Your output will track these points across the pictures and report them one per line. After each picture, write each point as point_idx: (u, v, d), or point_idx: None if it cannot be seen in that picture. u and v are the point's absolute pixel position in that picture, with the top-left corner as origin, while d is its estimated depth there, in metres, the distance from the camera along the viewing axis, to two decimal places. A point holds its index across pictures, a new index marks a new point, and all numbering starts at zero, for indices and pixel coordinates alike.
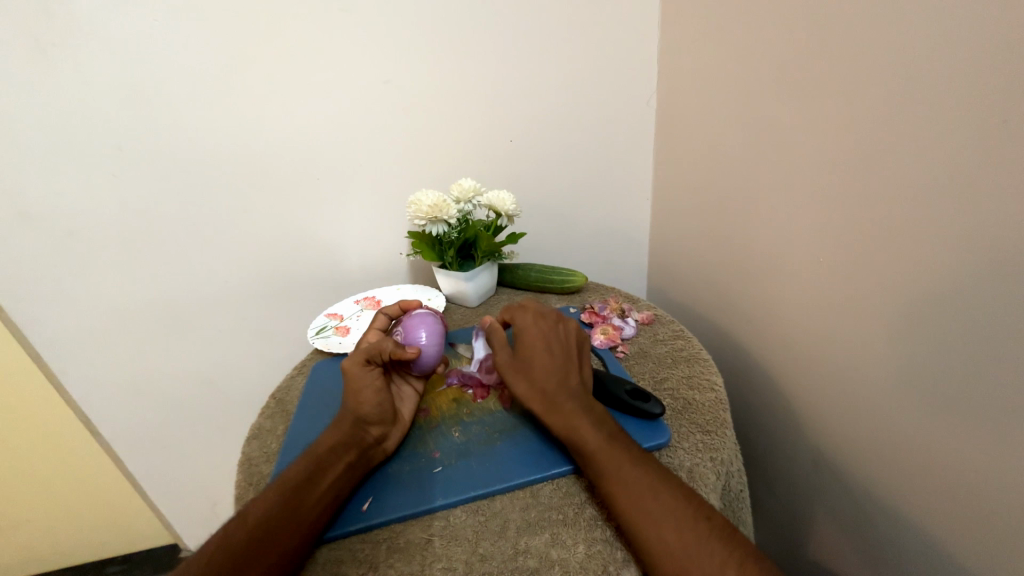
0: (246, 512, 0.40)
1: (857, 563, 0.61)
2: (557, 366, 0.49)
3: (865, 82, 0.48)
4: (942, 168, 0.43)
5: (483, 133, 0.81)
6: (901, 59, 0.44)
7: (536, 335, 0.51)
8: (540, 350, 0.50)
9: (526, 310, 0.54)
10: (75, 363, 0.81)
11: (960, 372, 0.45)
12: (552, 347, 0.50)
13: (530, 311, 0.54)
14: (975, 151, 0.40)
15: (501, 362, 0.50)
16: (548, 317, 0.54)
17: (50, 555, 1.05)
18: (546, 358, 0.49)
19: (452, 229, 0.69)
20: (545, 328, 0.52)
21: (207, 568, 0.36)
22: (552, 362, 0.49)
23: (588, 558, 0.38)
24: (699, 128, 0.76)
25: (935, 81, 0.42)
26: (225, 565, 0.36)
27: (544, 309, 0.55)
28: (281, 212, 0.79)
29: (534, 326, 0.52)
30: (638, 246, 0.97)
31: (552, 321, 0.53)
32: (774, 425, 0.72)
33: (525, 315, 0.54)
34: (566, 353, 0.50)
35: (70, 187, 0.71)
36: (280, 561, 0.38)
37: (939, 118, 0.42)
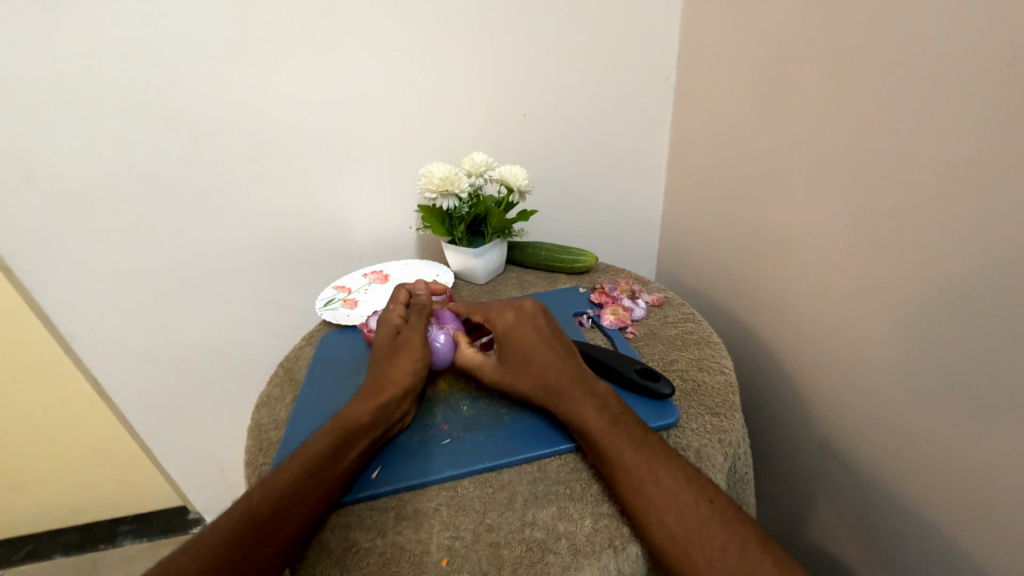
0: (267, 481, 0.40)
1: (854, 546, 0.62)
2: (554, 356, 0.48)
3: (892, 59, 0.45)
4: (966, 152, 0.41)
5: (495, 106, 0.79)
6: (934, 33, 0.42)
7: (523, 329, 0.51)
8: (532, 343, 0.49)
9: (502, 309, 0.54)
10: (84, 328, 0.82)
11: (973, 366, 0.44)
12: (543, 337, 0.50)
13: (507, 309, 0.54)
14: (1002, 136, 0.38)
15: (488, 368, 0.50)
16: (526, 310, 0.53)
17: (61, 514, 1.07)
18: (541, 349, 0.49)
19: (463, 203, 0.67)
20: (527, 324, 0.52)
21: (229, 536, 0.36)
22: (548, 353, 0.48)
23: (595, 532, 0.39)
24: (717, 106, 0.73)
25: (968, 59, 0.40)
26: (248, 532, 0.37)
27: (521, 302, 0.54)
28: (288, 182, 0.78)
29: (517, 324, 0.52)
30: (650, 228, 0.96)
31: (532, 312, 0.53)
32: (779, 411, 0.72)
33: (503, 314, 0.53)
34: (557, 339, 0.50)
35: (75, 149, 0.70)
36: (300, 530, 0.38)
37: (966, 100, 0.40)
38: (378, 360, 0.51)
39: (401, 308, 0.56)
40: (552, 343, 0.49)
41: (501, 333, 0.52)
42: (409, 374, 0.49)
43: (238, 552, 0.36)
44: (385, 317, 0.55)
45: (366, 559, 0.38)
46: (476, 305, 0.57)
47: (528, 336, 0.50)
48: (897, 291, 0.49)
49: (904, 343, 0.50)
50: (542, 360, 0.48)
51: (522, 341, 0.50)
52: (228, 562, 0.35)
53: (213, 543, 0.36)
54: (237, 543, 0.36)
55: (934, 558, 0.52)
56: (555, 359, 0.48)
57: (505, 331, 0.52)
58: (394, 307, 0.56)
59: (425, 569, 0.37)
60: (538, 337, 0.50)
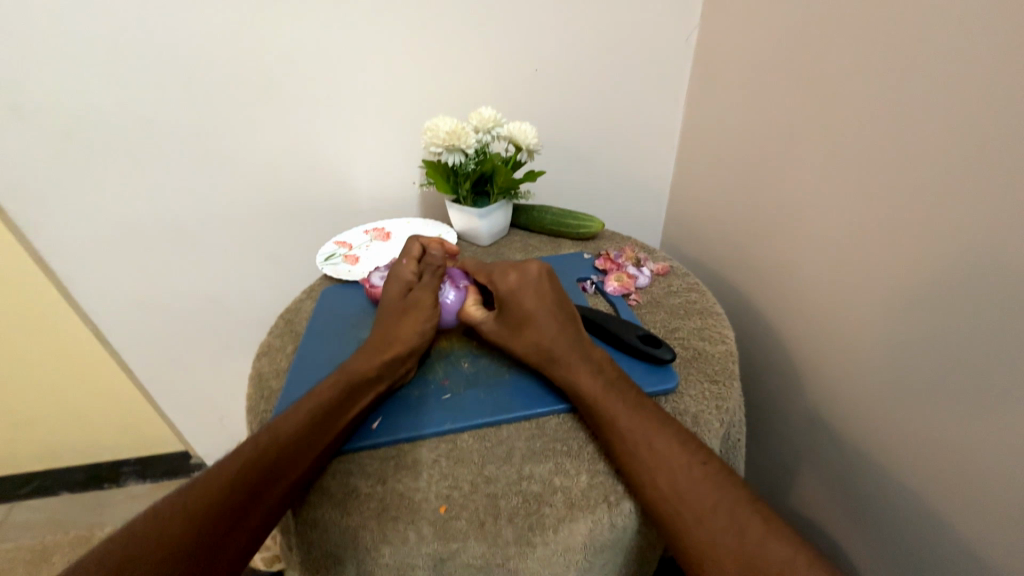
0: (270, 427, 0.41)
1: (836, 514, 0.64)
2: (555, 323, 0.47)
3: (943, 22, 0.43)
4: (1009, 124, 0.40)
5: (506, 60, 0.75)
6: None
7: (526, 295, 0.49)
8: (536, 309, 0.48)
9: (506, 271, 0.52)
10: (81, 271, 0.81)
11: (977, 344, 0.44)
12: (547, 303, 0.49)
13: (513, 271, 0.52)
14: None
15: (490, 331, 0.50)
16: (529, 274, 0.51)
17: (64, 453, 1.10)
18: (545, 316, 0.48)
19: (469, 159, 0.65)
20: (531, 289, 0.50)
21: (235, 479, 0.37)
22: (552, 321, 0.47)
23: (590, 487, 0.40)
24: (739, 69, 0.70)
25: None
26: (253, 476, 0.38)
27: (526, 264, 0.52)
28: (289, 131, 0.75)
29: (522, 288, 0.50)
30: (658, 198, 0.94)
31: (537, 275, 0.51)
32: (774, 384, 0.73)
33: (506, 278, 0.51)
34: (560, 305, 0.49)
35: (65, 81, 0.66)
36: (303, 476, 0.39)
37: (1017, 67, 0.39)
38: (386, 315, 0.51)
39: (412, 264, 0.55)
40: (556, 311, 0.48)
41: (502, 298, 0.50)
42: (414, 332, 0.48)
43: (244, 493, 0.37)
44: (394, 272, 0.54)
45: (366, 504, 0.39)
46: (481, 265, 0.55)
47: (532, 302, 0.49)
48: (911, 267, 0.49)
49: (910, 319, 0.50)
50: (544, 326, 0.47)
51: (524, 306, 0.49)
52: (234, 502, 0.36)
53: (219, 484, 0.37)
54: (242, 486, 0.37)
55: (912, 527, 0.54)
56: (559, 326, 0.47)
57: (507, 296, 0.50)
58: (407, 262, 0.55)
59: (423, 516, 0.38)
60: (542, 302, 0.49)
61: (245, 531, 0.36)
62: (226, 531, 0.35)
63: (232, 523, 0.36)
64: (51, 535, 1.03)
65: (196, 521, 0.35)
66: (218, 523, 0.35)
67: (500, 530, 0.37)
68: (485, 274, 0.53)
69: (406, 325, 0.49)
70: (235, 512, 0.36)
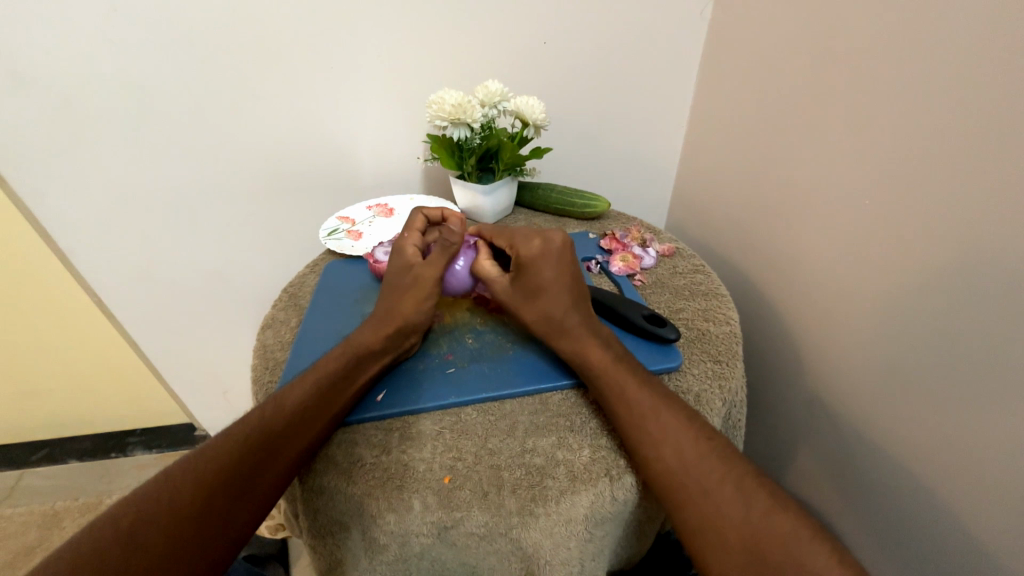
0: (278, 397, 0.41)
1: (832, 495, 0.66)
2: (567, 298, 0.46)
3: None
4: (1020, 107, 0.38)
5: (513, 30, 0.73)
6: None
7: (546, 265, 0.47)
8: (550, 282, 0.47)
9: (530, 237, 0.49)
10: (82, 244, 0.80)
11: (980, 332, 0.44)
12: (562, 276, 0.47)
13: (535, 239, 0.49)
14: None
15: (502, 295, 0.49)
16: (554, 244, 0.48)
17: (73, 422, 1.12)
18: (558, 289, 0.47)
19: (474, 134, 0.64)
20: (550, 259, 0.48)
21: (243, 448, 0.38)
22: (564, 294, 0.46)
23: (592, 461, 0.40)
24: (753, 45, 0.68)
25: None
26: (260, 445, 0.38)
27: (548, 233, 0.49)
28: (290, 102, 0.74)
29: (543, 257, 0.48)
30: (665, 178, 0.92)
31: (560, 247, 0.48)
32: (775, 368, 0.73)
33: (528, 244, 0.49)
34: (575, 280, 0.48)
35: (60, 46, 0.64)
36: (310, 446, 0.40)
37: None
38: (391, 287, 0.50)
39: (415, 237, 0.54)
40: (569, 285, 0.47)
41: (523, 262, 0.48)
42: (417, 307, 0.48)
43: (251, 463, 0.37)
44: (404, 237, 0.54)
45: (371, 473, 0.39)
46: (501, 229, 0.52)
47: (548, 273, 0.47)
48: (918, 252, 0.48)
49: (913, 305, 0.49)
50: (557, 300, 0.46)
51: (540, 276, 0.47)
52: (242, 471, 0.37)
53: (226, 454, 0.37)
54: (249, 455, 0.38)
55: (907, 509, 0.54)
56: (571, 301, 0.46)
57: (526, 263, 0.48)
58: (409, 235, 0.54)
59: (427, 485, 0.39)
60: (558, 278, 0.47)
61: (253, 499, 0.37)
62: (235, 499, 0.36)
63: (240, 492, 0.36)
64: (63, 500, 1.05)
65: (205, 489, 0.36)
66: (227, 492, 0.36)
67: (503, 500, 0.38)
68: (505, 238, 0.51)
69: (407, 299, 0.48)
70: (243, 481, 0.37)
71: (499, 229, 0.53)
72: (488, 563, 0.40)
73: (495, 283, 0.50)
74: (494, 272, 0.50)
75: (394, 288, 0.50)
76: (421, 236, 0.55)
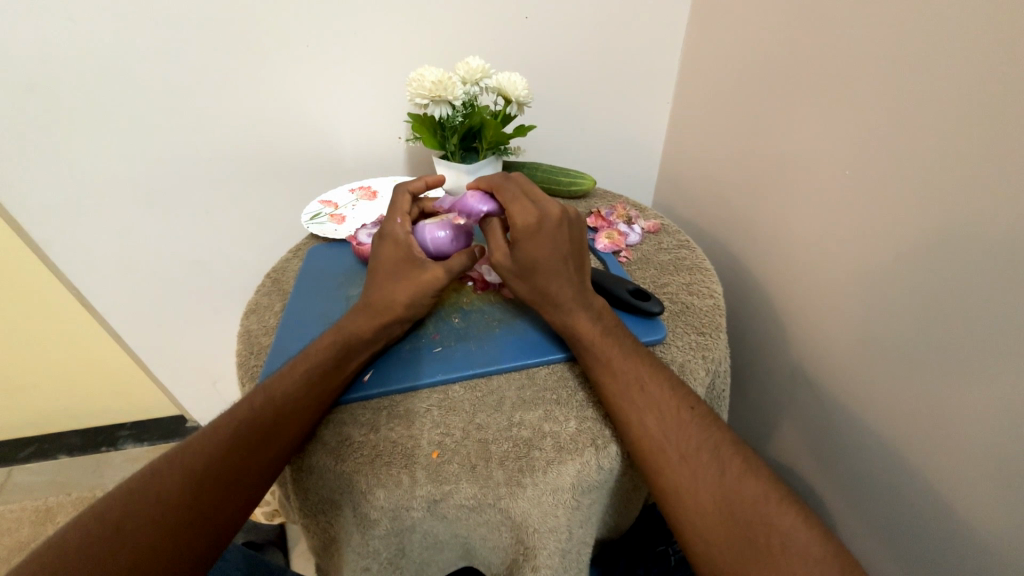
0: (269, 387, 0.41)
1: (813, 462, 0.68)
2: (563, 271, 0.45)
3: None
4: (992, 80, 0.39)
5: (492, 4, 0.71)
6: None
7: (542, 242, 0.44)
8: (546, 257, 0.44)
9: (525, 207, 0.46)
10: (56, 235, 0.78)
11: (952, 299, 0.45)
12: (560, 251, 0.45)
13: (530, 209, 0.46)
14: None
15: (501, 267, 0.46)
16: (551, 217, 0.45)
17: (60, 417, 1.10)
18: (554, 263, 0.44)
19: (456, 112, 0.62)
20: (549, 234, 0.44)
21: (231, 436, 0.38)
22: (559, 268, 0.44)
23: (578, 432, 0.41)
24: (737, 18, 0.67)
25: None
26: (250, 432, 0.38)
27: (545, 204, 0.46)
28: (267, 83, 0.71)
29: (539, 231, 0.44)
30: (650, 155, 0.92)
31: (557, 220, 0.45)
32: (759, 341, 0.75)
33: (524, 213, 0.45)
34: (574, 253, 0.46)
35: (21, 26, 0.61)
36: (302, 432, 0.40)
37: (1005, 18, 0.37)
38: (384, 271, 0.47)
39: (406, 222, 0.50)
40: (568, 260, 0.45)
41: (518, 233, 0.44)
42: (398, 293, 0.45)
43: (241, 454, 0.38)
44: (404, 201, 0.51)
45: (360, 451, 0.40)
46: (503, 187, 0.49)
47: (543, 248, 0.44)
48: (898, 221, 0.49)
49: (894, 273, 0.50)
50: (553, 275, 0.44)
51: (534, 252, 0.44)
52: (232, 463, 0.37)
53: (216, 444, 0.38)
54: (240, 445, 0.38)
55: (881, 473, 0.57)
56: (567, 275, 0.45)
57: (520, 236, 0.44)
58: (400, 223, 0.50)
59: (416, 461, 0.39)
60: (554, 251, 0.44)
61: (246, 485, 0.37)
62: (226, 489, 0.36)
63: (234, 480, 0.37)
64: (55, 495, 1.04)
65: (196, 478, 0.36)
66: (219, 483, 0.36)
67: (491, 472, 0.38)
68: (504, 203, 0.48)
69: (397, 286, 0.46)
70: (234, 471, 0.37)
71: (497, 184, 0.49)
72: (479, 533, 0.41)
73: (495, 252, 0.46)
74: (500, 242, 0.47)
75: (381, 261, 0.48)
76: (409, 217, 0.51)
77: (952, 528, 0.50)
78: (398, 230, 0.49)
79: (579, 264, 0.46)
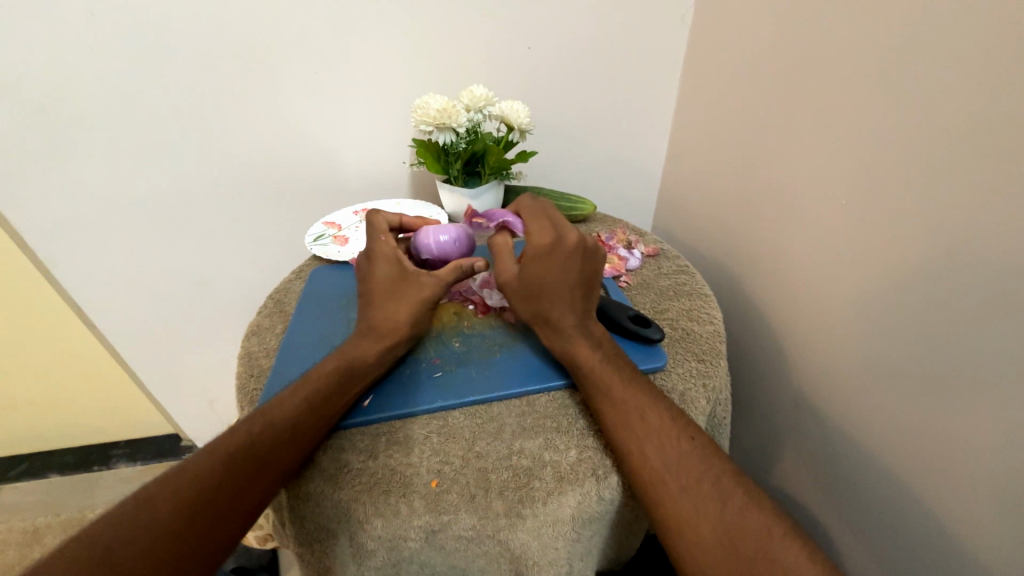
0: (270, 408, 0.41)
1: (815, 491, 0.67)
2: (567, 296, 0.45)
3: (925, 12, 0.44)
4: (983, 118, 0.41)
5: (498, 36, 0.74)
6: None
7: (550, 265, 0.45)
8: (551, 281, 0.44)
9: (543, 229, 0.46)
10: (61, 252, 0.79)
11: (951, 327, 0.45)
12: (566, 277, 0.45)
13: (547, 232, 0.46)
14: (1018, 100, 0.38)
15: (505, 284, 0.47)
16: (565, 242, 0.45)
17: (54, 435, 1.09)
18: (559, 288, 0.45)
19: (459, 139, 0.64)
20: (559, 258, 0.45)
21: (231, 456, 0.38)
22: (564, 294, 0.45)
23: (579, 462, 0.41)
24: (734, 52, 0.70)
25: (999, 18, 0.39)
26: (250, 452, 0.38)
27: (563, 228, 0.46)
28: (277, 109, 0.74)
29: (548, 254, 0.45)
30: (650, 180, 0.93)
31: (571, 247, 0.45)
32: (760, 366, 0.74)
33: (540, 234, 0.46)
34: (583, 280, 0.46)
35: (42, 54, 0.64)
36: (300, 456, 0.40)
37: (991, 62, 0.39)
38: (368, 281, 0.48)
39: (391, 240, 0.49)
40: (575, 286, 0.45)
41: (530, 253, 0.45)
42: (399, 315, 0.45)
43: (239, 475, 0.37)
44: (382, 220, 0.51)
45: (358, 479, 0.39)
46: (531, 207, 0.50)
47: (550, 274, 0.45)
48: (895, 250, 0.49)
49: (893, 301, 0.51)
50: (556, 300, 0.45)
51: (539, 274, 0.44)
52: (230, 484, 0.37)
53: (212, 469, 0.37)
54: (239, 466, 0.38)
55: (887, 503, 0.56)
56: (571, 301, 0.45)
57: (531, 256, 0.45)
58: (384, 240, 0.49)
59: (415, 489, 0.39)
60: (562, 275, 0.45)
61: (241, 507, 0.37)
62: (221, 510, 0.36)
63: (229, 508, 0.36)
64: (45, 516, 1.02)
65: (194, 498, 0.36)
66: (213, 505, 0.36)
67: (491, 502, 0.38)
68: (527, 222, 0.49)
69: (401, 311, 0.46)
70: (229, 493, 0.37)
71: (525, 205, 0.51)
72: (477, 565, 0.41)
73: (502, 272, 0.47)
74: (507, 262, 0.47)
75: (372, 279, 0.47)
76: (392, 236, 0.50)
77: (959, 562, 0.49)
78: (385, 246, 0.48)
79: (586, 291, 0.46)
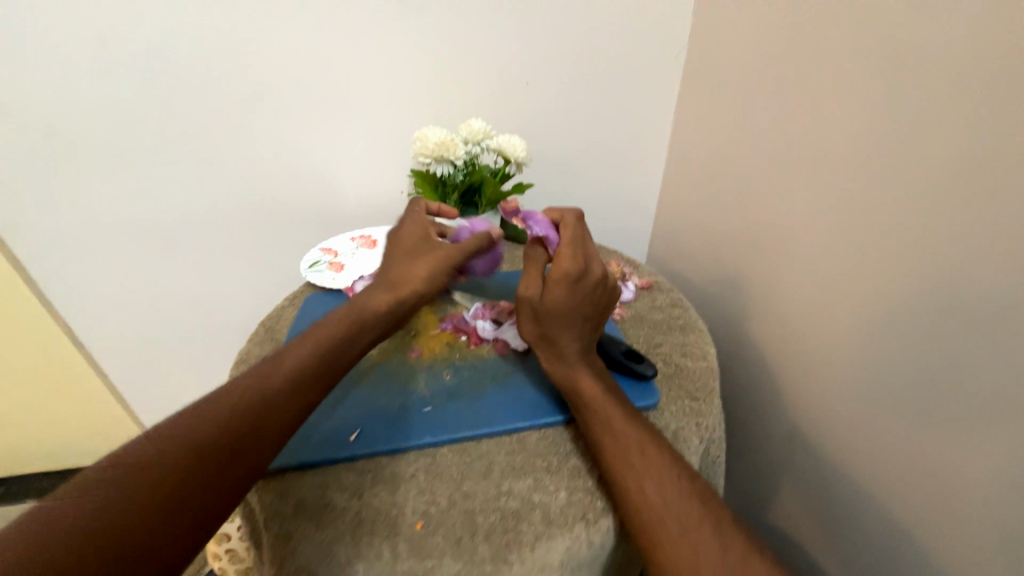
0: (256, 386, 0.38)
1: (815, 531, 0.65)
2: (578, 324, 0.46)
3: (909, 62, 0.46)
4: (972, 163, 0.42)
5: (498, 73, 0.76)
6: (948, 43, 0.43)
7: (571, 293, 0.46)
8: (567, 308, 0.46)
9: (574, 256, 0.48)
10: (55, 271, 0.79)
11: (949, 365, 0.46)
12: (582, 307, 0.47)
13: (578, 261, 0.48)
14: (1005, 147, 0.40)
15: (525, 296, 0.47)
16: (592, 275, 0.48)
17: (31, 458, 1.06)
18: (573, 317, 0.46)
19: (457, 171, 0.65)
20: (583, 286, 0.47)
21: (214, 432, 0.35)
22: (575, 322, 0.46)
23: (568, 504, 0.40)
24: (727, 92, 0.72)
25: (981, 70, 0.41)
26: (234, 431, 0.35)
27: (592, 263, 0.49)
28: (280, 137, 0.75)
29: (575, 282, 0.46)
30: (644, 212, 0.95)
31: (595, 281, 0.48)
32: (755, 400, 0.74)
33: (573, 261, 0.47)
34: (594, 312, 0.48)
35: (53, 79, 0.66)
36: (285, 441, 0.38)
37: (977, 111, 0.41)
38: (392, 269, 0.48)
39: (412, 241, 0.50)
40: (586, 318, 0.47)
41: (558, 276, 0.46)
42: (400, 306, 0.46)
43: (221, 453, 0.34)
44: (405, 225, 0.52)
45: (341, 519, 0.38)
46: (574, 228, 0.51)
47: (569, 302, 0.46)
48: (890, 288, 0.50)
49: (890, 338, 0.51)
50: (567, 327, 0.46)
51: (558, 300, 0.46)
52: (210, 463, 0.34)
53: (188, 444, 0.34)
54: (221, 444, 0.35)
55: (891, 546, 0.54)
56: (579, 330, 0.46)
57: (561, 280, 0.46)
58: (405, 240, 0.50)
59: (401, 531, 0.37)
60: (579, 305, 0.46)
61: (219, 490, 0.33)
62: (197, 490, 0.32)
63: (205, 509, 0.32)
64: None
65: (164, 474, 0.32)
66: (190, 484, 0.32)
67: (478, 547, 0.37)
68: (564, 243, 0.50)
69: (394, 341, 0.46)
70: (206, 472, 0.33)
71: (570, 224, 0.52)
72: None
73: (528, 285, 0.47)
74: (536, 276, 0.48)
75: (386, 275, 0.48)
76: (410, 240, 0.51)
77: None
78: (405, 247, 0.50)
79: (595, 322, 0.48)
